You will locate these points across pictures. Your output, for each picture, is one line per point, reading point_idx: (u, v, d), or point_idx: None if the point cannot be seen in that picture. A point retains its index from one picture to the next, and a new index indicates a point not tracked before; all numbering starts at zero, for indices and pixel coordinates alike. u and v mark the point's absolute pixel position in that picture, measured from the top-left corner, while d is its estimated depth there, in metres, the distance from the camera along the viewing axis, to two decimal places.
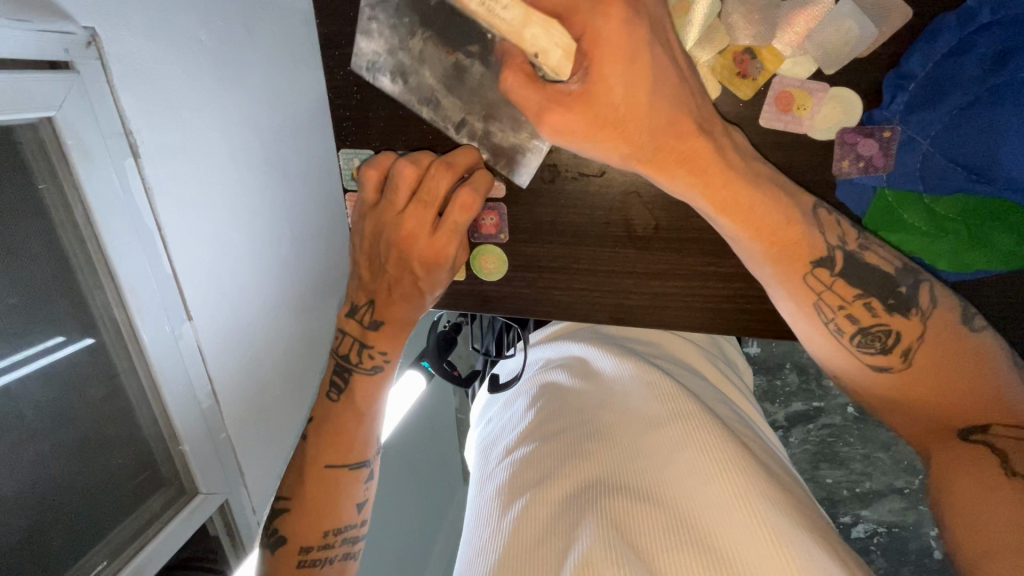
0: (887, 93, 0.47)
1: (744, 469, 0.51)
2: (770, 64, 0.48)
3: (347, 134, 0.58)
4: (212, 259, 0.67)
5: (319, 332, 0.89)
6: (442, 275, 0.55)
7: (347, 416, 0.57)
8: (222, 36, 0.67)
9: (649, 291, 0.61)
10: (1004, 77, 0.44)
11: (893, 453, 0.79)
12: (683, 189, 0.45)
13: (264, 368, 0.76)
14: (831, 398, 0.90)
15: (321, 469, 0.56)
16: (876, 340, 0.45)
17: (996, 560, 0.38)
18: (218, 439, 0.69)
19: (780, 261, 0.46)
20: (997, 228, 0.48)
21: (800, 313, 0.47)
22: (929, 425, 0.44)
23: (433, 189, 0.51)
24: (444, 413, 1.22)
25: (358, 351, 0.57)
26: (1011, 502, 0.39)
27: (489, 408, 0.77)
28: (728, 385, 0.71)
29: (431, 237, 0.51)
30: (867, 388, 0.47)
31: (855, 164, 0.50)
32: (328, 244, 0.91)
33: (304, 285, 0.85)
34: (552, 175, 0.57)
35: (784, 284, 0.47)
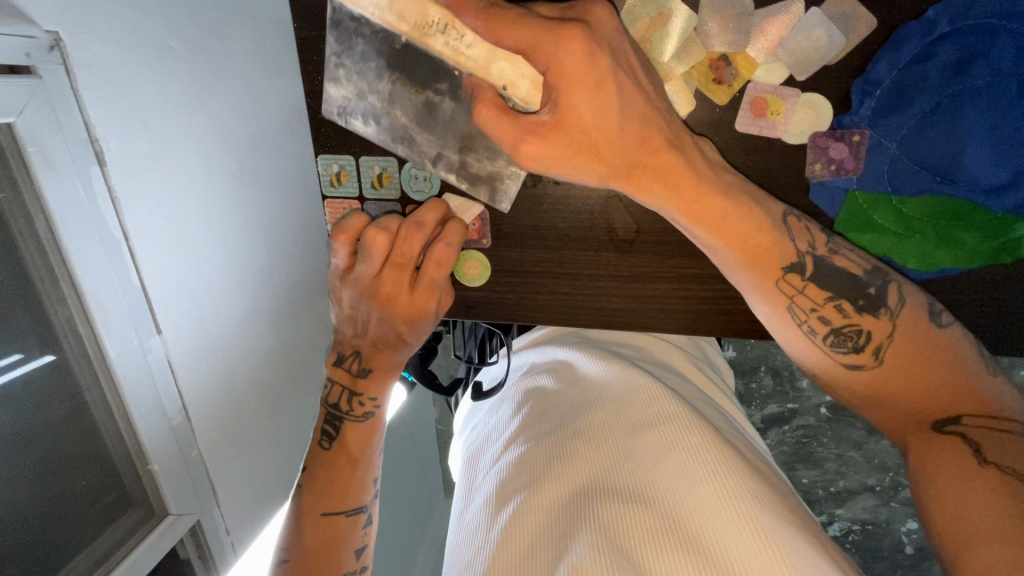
0: (855, 100, 0.49)
1: (724, 470, 0.51)
2: (745, 71, 0.50)
3: (326, 140, 0.57)
4: (184, 273, 0.65)
5: (297, 342, 0.87)
6: (426, 326, 0.54)
7: (344, 456, 0.56)
8: (192, 41, 0.66)
9: (631, 293, 0.61)
10: (964, 85, 0.46)
11: (844, 429, 0.93)
12: (657, 199, 0.46)
13: (236, 384, 0.73)
14: (806, 400, 0.92)
15: (318, 518, 0.55)
16: (849, 339, 0.47)
17: (973, 547, 0.39)
18: (190, 457, 0.66)
19: (756, 266, 0.47)
20: (960, 227, 0.50)
21: (776, 315, 0.48)
22: (903, 418, 0.46)
23: (407, 251, 0.51)
24: (423, 427, 1.20)
25: (348, 399, 0.56)
26: (985, 489, 0.41)
27: (474, 413, 0.76)
28: (709, 384, 0.73)
29: (412, 295, 0.51)
30: (846, 387, 0.48)
31: (827, 168, 0.52)
32: (306, 253, 0.89)
33: (282, 296, 0.83)
34: (530, 179, 0.57)
35: (758, 287, 0.48)
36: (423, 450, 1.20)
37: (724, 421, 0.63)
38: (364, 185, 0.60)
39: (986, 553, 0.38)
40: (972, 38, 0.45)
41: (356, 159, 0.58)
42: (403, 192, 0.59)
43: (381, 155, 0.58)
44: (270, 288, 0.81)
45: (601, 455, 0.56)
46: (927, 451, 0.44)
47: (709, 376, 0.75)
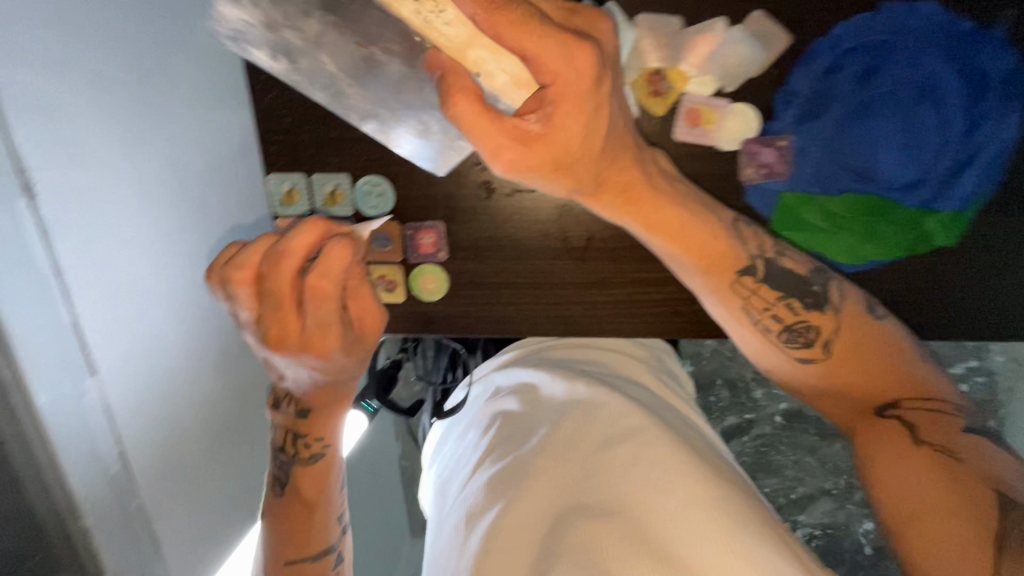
0: (779, 107, 0.53)
1: (691, 480, 0.52)
2: (679, 84, 0.53)
3: (277, 158, 0.59)
4: (126, 310, 0.62)
5: (249, 378, 0.84)
6: (346, 360, 0.44)
7: (299, 502, 0.54)
8: (132, 66, 0.63)
9: (589, 299, 0.63)
10: (871, 92, 0.51)
11: (800, 436, 0.97)
12: (618, 215, 0.47)
13: (182, 426, 0.70)
14: (762, 409, 0.97)
15: (281, 566, 0.53)
16: (799, 335, 0.49)
17: (929, 523, 0.42)
18: (129, 509, 0.62)
19: (712, 271, 0.49)
20: (881, 222, 0.55)
21: (732, 316, 0.50)
22: (850, 408, 0.48)
23: (274, 284, 0.38)
24: (387, 463, 1.15)
25: (294, 441, 0.52)
26: (924, 466, 0.44)
27: (443, 442, 0.74)
28: (670, 392, 0.73)
29: (304, 335, 0.40)
30: (798, 380, 0.50)
31: (759, 171, 0.55)
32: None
33: (229, 331, 0.79)
34: (486, 192, 0.59)
35: (715, 290, 0.50)
36: (386, 489, 1.15)
37: (688, 429, 0.64)
38: (315, 202, 0.61)
39: (941, 528, 0.41)
40: (874, 52, 0.50)
41: (308, 177, 0.60)
42: (356, 208, 0.61)
43: (334, 172, 0.59)
44: (222, 325, 0.78)
45: (570, 474, 0.55)
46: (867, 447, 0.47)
47: (671, 385, 0.76)
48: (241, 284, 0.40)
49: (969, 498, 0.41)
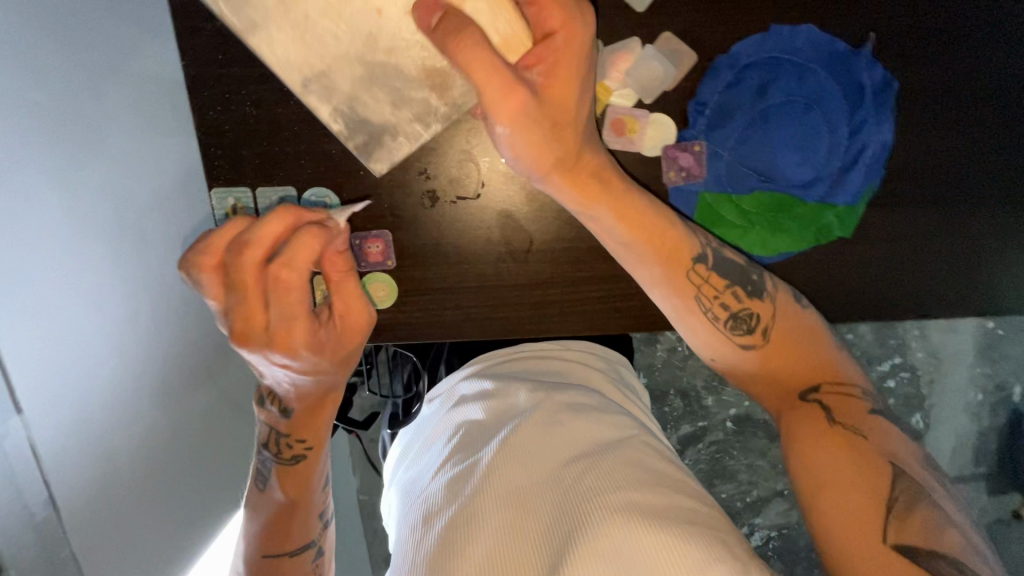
0: (691, 117, 0.58)
1: (640, 507, 0.49)
2: (602, 97, 0.58)
3: (221, 170, 0.58)
4: (65, 348, 0.60)
5: (188, 411, 0.81)
6: (316, 361, 0.45)
7: (282, 501, 0.53)
8: (62, 86, 0.61)
9: (534, 301, 0.64)
10: (766, 103, 0.57)
11: (750, 439, 1.02)
12: (593, 203, 0.52)
13: (118, 465, 0.68)
14: (713, 415, 1.02)
15: (259, 563, 0.52)
16: (739, 324, 0.53)
17: (829, 491, 0.46)
18: (58, 557, 0.60)
19: (669, 263, 0.53)
20: (787, 217, 0.60)
21: (682, 304, 0.53)
22: (776, 389, 0.53)
23: (238, 276, 0.40)
24: (343, 495, 1.12)
25: (277, 441, 0.51)
26: (838, 444, 0.48)
27: (396, 464, 0.67)
28: (628, 401, 0.69)
29: (270, 329, 0.41)
30: (734, 364, 0.54)
31: (679, 174, 0.59)
32: (206, 311, 0.84)
33: (168, 364, 0.77)
34: (427, 200, 0.61)
35: (663, 279, 0.53)
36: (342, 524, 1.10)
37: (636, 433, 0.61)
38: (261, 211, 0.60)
39: (844, 495, 0.45)
40: (765, 68, 0.57)
41: (252, 190, 0.60)
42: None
43: (278, 185, 0.59)
44: (165, 359, 0.76)
45: (523, 506, 0.50)
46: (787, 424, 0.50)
47: (630, 396, 0.72)
48: (209, 271, 0.41)
49: (870, 470, 0.46)
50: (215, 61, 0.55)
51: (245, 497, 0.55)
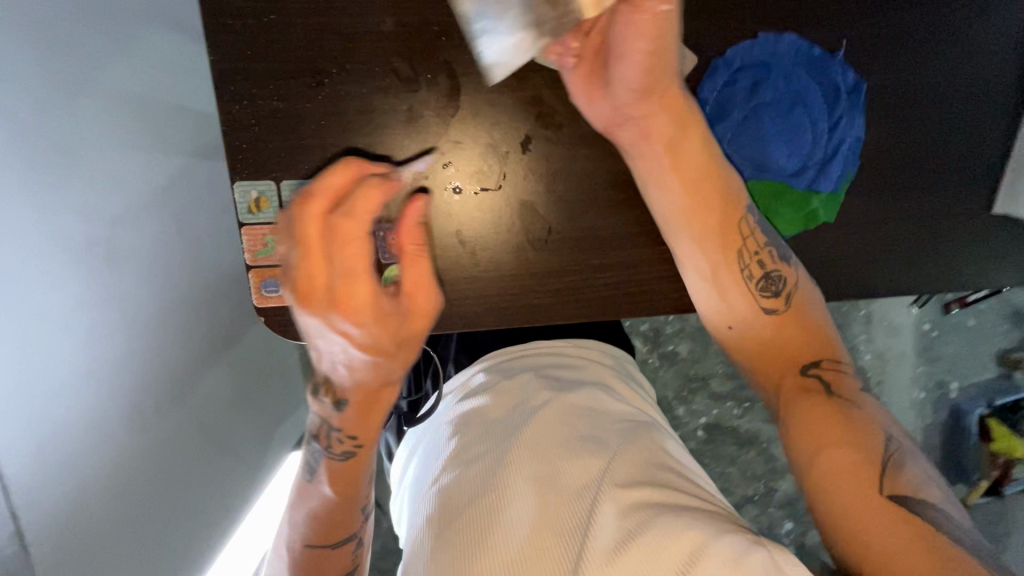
0: None
1: (657, 523, 0.47)
2: None
3: (241, 164, 0.55)
4: (38, 373, 0.58)
5: (169, 440, 0.78)
6: (374, 325, 0.51)
7: (330, 496, 0.57)
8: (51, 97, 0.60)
9: (555, 291, 0.62)
10: (760, 100, 0.60)
11: (720, 448, 1.13)
12: (671, 145, 0.56)
13: (91, 487, 0.65)
14: (684, 425, 1.12)
15: (305, 552, 0.57)
16: (769, 286, 0.57)
17: (829, 449, 0.50)
18: None
19: (717, 224, 0.57)
20: (781, 203, 0.63)
21: (723, 257, 0.58)
22: (787, 356, 0.57)
23: (304, 228, 0.48)
24: None
25: (328, 435, 0.56)
26: (829, 406, 0.53)
27: (406, 463, 0.64)
28: (637, 395, 0.67)
29: (335, 283, 0.49)
30: (755, 323, 0.58)
31: None
32: (187, 333, 0.82)
33: (150, 393, 0.74)
34: (418, 177, 0.57)
35: (701, 237, 0.57)
36: None
37: (642, 428, 0.60)
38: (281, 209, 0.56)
39: (834, 453, 0.50)
40: (757, 69, 0.59)
41: (277, 184, 0.56)
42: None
43: (302, 176, 0.56)
44: (150, 383, 0.74)
45: (536, 538, 0.46)
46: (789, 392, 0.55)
47: (642, 393, 0.70)
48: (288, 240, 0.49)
49: (863, 432, 0.51)
50: (235, 51, 0.52)
51: (291, 488, 0.60)
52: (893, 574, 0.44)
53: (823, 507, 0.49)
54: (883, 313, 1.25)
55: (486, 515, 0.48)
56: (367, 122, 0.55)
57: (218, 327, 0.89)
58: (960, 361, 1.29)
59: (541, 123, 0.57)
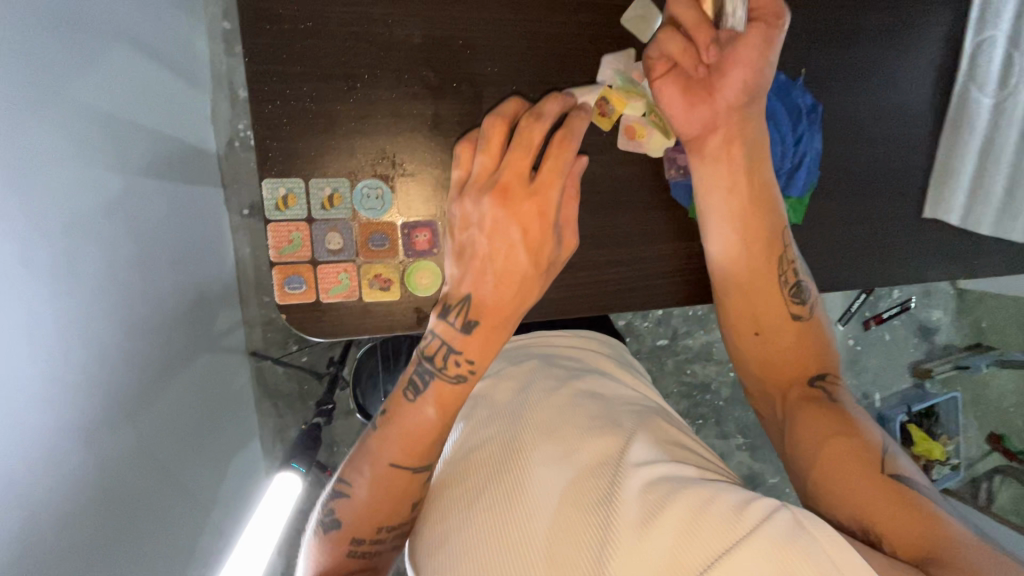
0: None
1: (690, 490, 0.50)
2: (619, 107, 0.65)
3: (273, 165, 0.58)
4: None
5: (116, 458, 0.72)
6: (539, 233, 0.57)
7: (429, 417, 0.56)
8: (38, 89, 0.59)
9: (566, 287, 0.68)
10: None
11: None
12: (733, 161, 0.62)
13: (43, 533, 0.58)
14: None
15: (385, 466, 0.55)
16: (798, 293, 0.65)
17: (835, 435, 0.55)
18: None
19: (760, 237, 0.63)
20: None
21: (762, 264, 0.64)
22: (791, 356, 0.64)
23: (529, 138, 0.56)
24: None
25: (445, 356, 0.57)
26: (829, 409, 0.58)
27: None
28: (632, 378, 0.74)
29: (528, 191, 0.57)
30: (769, 318, 0.64)
31: (679, 172, 0.68)
32: (133, 346, 0.78)
33: (101, 404, 0.69)
34: (398, 173, 0.62)
35: (738, 241, 0.64)
36: None
37: (641, 408, 0.66)
38: (313, 207, 0.60)
39: (834, 440, 0.55)
40: None
41: (305, 182, 0.60)
42: (353, 212, 0.61)
43: (333, 176, 0.60)
44: (101, 394, 0.69)
45: (571, 489, 0.51)
46: (792, 396, 0.61)
47: (636, 376, 0.77)
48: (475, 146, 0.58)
49: (858, 425, 0.56)
50: (278, 59, 0.57)
51: (391, 396, 0.59)
52: (883, 519, 0.48)
53: (828, 491, 0.52)
54: None
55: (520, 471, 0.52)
56: (397, 125, 0.60)
57: (170, 355, 0.88)
58: (881, 372, 1.45)
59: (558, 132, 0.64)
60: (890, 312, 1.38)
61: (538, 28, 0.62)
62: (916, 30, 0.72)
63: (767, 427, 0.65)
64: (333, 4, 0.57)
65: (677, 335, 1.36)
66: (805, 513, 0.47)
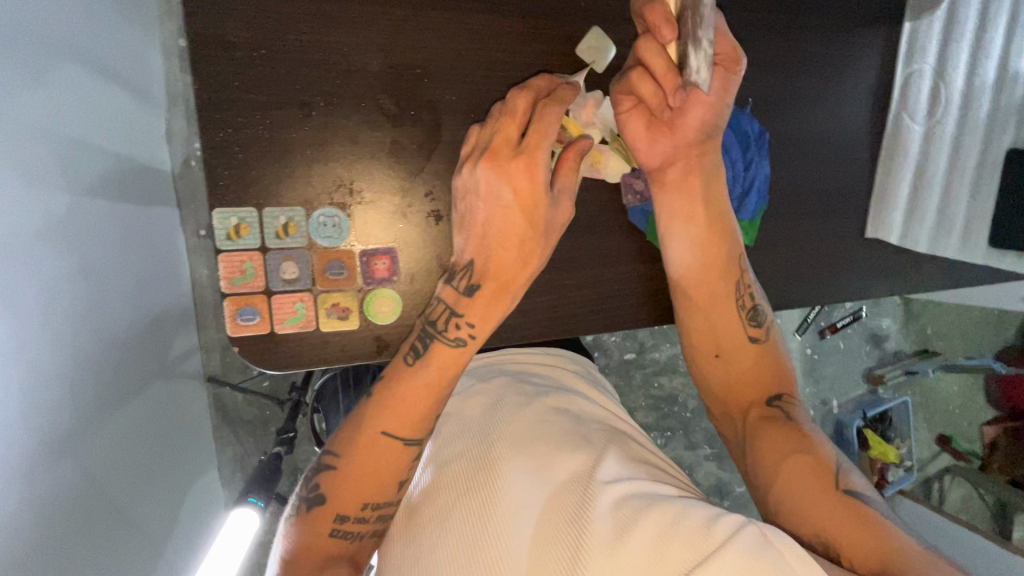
0: None
1: (658, 507, 0.51)
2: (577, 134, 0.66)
3: (225, 193, 0.57)
4: None
5: (56, 497, 0.67)
6: (534, 189, 0.59)
7: (426, 384, 0.58)
8: None
9: (529, 310, 0.68)
10: None
11: None
12: (689, 188, 0.65)
13: None
14: None
15: (377, 435, 0.56)
16: (755, 317, 0.67)
17: (792, 452, 0.57)
18: None
19: (715, 262, 0.66)
20: None
21: (719, 289, 0.66)
22: (750, 375, 0.66)
23: (514, 106, 0.60)
24: None
25: (447, 319, 0.59)
26: (785, 427, 0.60)
27: None
28: (599, 393, 0.76)
29: (519, 154, 0.59)
30: (727, 339, 0.67)
31: (636, 197, 0.70)
32: (83, 376, 0.74)
33: (42, 439, 0.65)
34: (355, 201, 0.61)
35: (693, 263, 0.66)
36: None
37: (607, 426, 0.67)
38: (266, 236, 0.59)
39: (791, 457, 0.57)
40: None
41: (258, 212, 0.58)
42: (310, 240, 0.60)
43: (287, 205, 0.59)
44: (45, 429, 0.65)
45: (545, 516, 0.52)
46: (752, 417, 0.63)
47: (603, 391, 0.78)
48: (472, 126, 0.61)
49: (815, 444, 0.58)
50: (229, 87, 0.56)
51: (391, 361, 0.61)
52: (829, 530, 0.51)
53: (792, 509, 0.54)
54: None
55: (496, 500, 0.53)
56: (356, 151, 0.60)
57: (120, 383, 0.84)
58: (837, 380, 1.50)
59: None
60: (844, 322, 1.44)
61: (499, 57, 0.63)
62: (855, 61, 0.77)
63: (730, 449, 0.66)
64: (290, 32, 0.57)
65: (644, 348, 1.38)
66: (771, 529, 0.49)
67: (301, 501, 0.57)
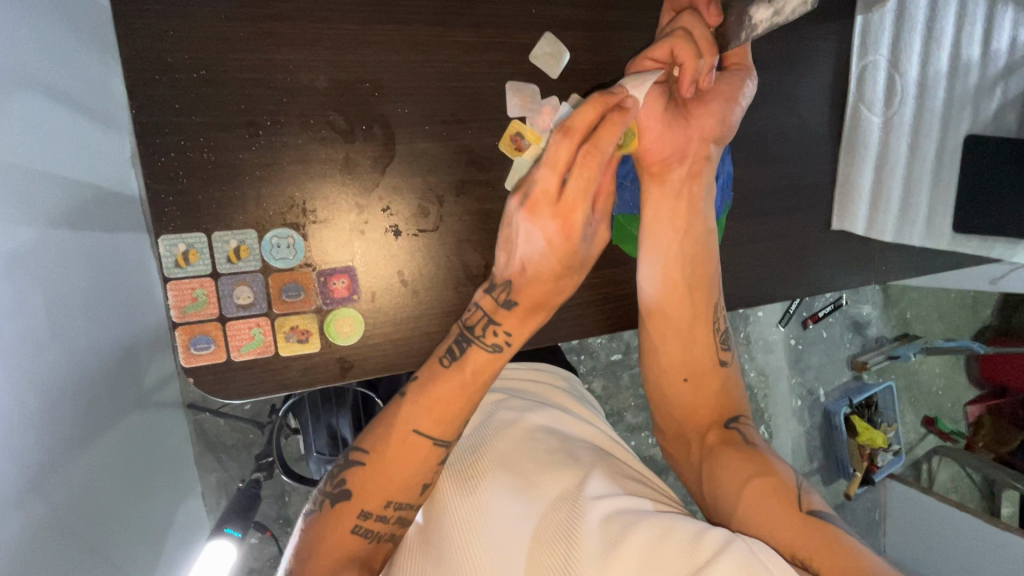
0: None
1: (646, 522, 0.50)
2: (535, 142, 0.65)
3: (172, 219, 0.56)
4: None
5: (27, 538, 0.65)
6: (566, 244, 0.58)
7: (451, 384, 0.56)
8: None
9: None
10: None
11: None
12: (668, 203, 0.65)
13: None
14: None
15: (411, 433, 0.54)
16: (724, 339, 0.68)
17: (753, 478, 0.57)
18: None
19: (687, 280, 0.66)
20: None
21: (688, 305, 0.66)
22: (714, 397, 0.67)
23: (556, 156, 0.56)
24: None
25: (484, 325, 0.59)
26: (744, 452, 0.61)
27: None
28: (578, 404, 0.75)
29: (557, 206, 0.57)
30: (700, 357, 0.67)
31: None
32: (58, 411, 0.72)
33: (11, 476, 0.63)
34: (311, 221, 0.60)
35: (664, 280, 0.66)
36: None
37: (587, 440, 0.66)
38: (217, 261, 0.58)
39: (752, 481, 0.57)
40: None
41: (208, 237, 0.57)
42: (264, 263, 0.59)
43: (239, 228, 0.58)
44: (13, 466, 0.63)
45: (537, 542, 0.51)
46: (709, 440, 0.64)
47: (581, 401, 0.78)
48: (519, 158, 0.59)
49: (773, 464, 0.59)
50: (170, 110, 0.55)
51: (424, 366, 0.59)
52: (805, 541, 0.50)
53: (760, 522, 0.53)
54: (758, 334, 1.42)
55: (489, 529, 0.52)
56: (308, 171, 0.59)
57: (95, 418, 0.81)
58: (822, 370, 1.49)
59: (475, 168, 0.64)
60: (824, 311, 1.44)
61: (451, 68, 0.62)
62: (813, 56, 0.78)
63: (685, 472, 0.66)
64: (231, 51, 0.56)
65: (630, 348, 1.38)
66: (755, 542, 0.48)
67: (321, 496, 0.55)
